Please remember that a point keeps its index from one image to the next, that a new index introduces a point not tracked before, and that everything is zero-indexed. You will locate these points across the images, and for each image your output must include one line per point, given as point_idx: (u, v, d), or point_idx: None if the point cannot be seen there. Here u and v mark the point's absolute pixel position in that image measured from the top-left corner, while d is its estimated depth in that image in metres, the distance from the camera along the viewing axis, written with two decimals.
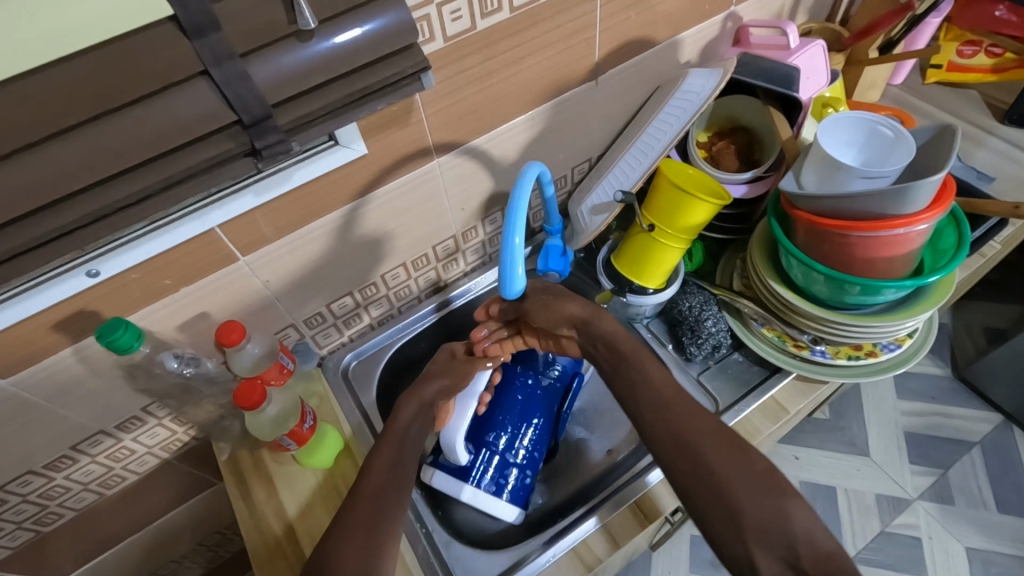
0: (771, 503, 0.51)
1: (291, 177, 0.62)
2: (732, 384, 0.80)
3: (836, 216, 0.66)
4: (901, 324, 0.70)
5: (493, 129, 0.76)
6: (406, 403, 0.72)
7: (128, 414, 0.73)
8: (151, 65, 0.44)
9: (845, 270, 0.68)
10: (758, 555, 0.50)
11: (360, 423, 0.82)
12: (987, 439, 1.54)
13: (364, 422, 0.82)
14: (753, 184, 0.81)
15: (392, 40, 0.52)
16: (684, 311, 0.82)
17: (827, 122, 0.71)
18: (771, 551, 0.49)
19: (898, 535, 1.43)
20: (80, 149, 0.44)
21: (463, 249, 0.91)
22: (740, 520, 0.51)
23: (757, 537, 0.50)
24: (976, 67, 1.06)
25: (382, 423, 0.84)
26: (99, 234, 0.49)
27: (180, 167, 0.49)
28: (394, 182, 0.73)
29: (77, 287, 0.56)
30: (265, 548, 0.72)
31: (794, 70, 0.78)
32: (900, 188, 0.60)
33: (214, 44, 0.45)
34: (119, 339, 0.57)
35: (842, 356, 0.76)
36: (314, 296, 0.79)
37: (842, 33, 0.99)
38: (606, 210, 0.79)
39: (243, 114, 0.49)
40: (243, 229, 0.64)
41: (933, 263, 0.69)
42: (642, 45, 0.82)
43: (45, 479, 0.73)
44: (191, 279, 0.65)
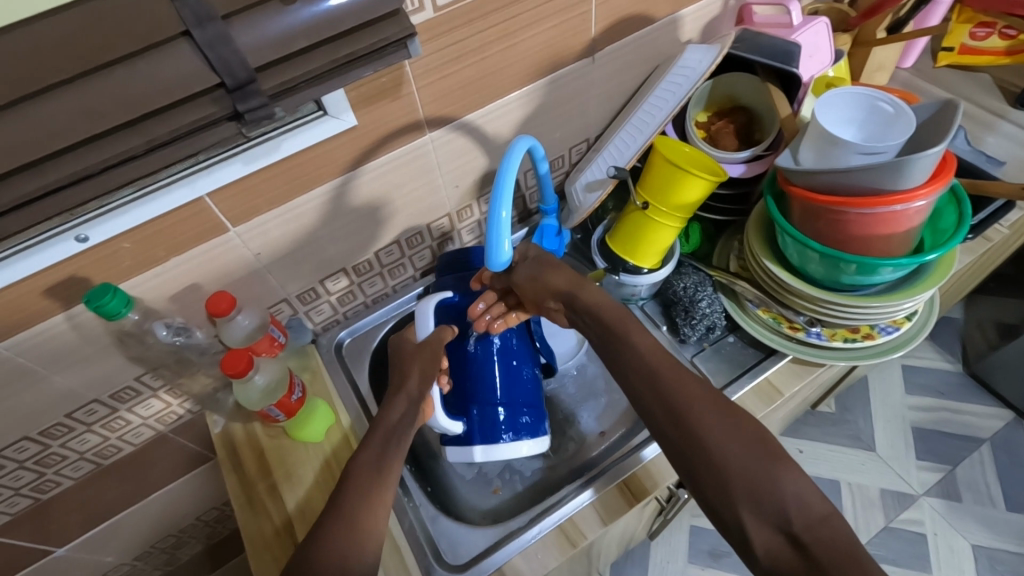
0: (761, 468, 0.53)
1: (280, 148, 0.62)
2: (726, 365, 0.80)
3: (833, 193, 0.65)
4: (899, 305, 0.69)
5: (487, 104, 0.75)
6: (393, 403, 0.70)
7: (122, 383, 0.74)
8: (131, 25, 0.44)
9: (841, 248, 0.67)
10: (748, 519, 0.52)
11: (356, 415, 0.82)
12: (996, 435, 1.51)
13: (360, 407, 0.83)
14: (751, 164, 0.80)
15: (378, 6, 0.52)
16: (679, 292, 0.81)
17: (825, 96, 0.69)
18: (761, 517, 0.51)
19: (902, 530, 1.41)
20: (60, 107, 0.44)
21: (458, 228, 0.91)
22: (728, 486, 0.53)
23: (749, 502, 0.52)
24: (988, 50, 1.03)
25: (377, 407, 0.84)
26: (84, 194, 0.49)
27: (165, 130, 0.49)
28: (386, 157, 0.72)
29: (67, 252, 0.56)
30: (265, 539, 0.72)
31: (794, 46, 0.76)
32: (897, 162, 0.59)
33: (194, 5, 0.45)
34: (107, 304, 0.58)
35: (838, 338, 0.75)
36: (307, 271, 0.79)
37: (848, 13, 0.96)
38: (599, 187, 0.78)
39: (226, 77, 0.48)
40: (232, 199, 0.64)
41: (933, 243, 0.67)
42: (640, 21, 0.80)
43: (41, 446, 0.75)
44: (183, 248, 0.65)
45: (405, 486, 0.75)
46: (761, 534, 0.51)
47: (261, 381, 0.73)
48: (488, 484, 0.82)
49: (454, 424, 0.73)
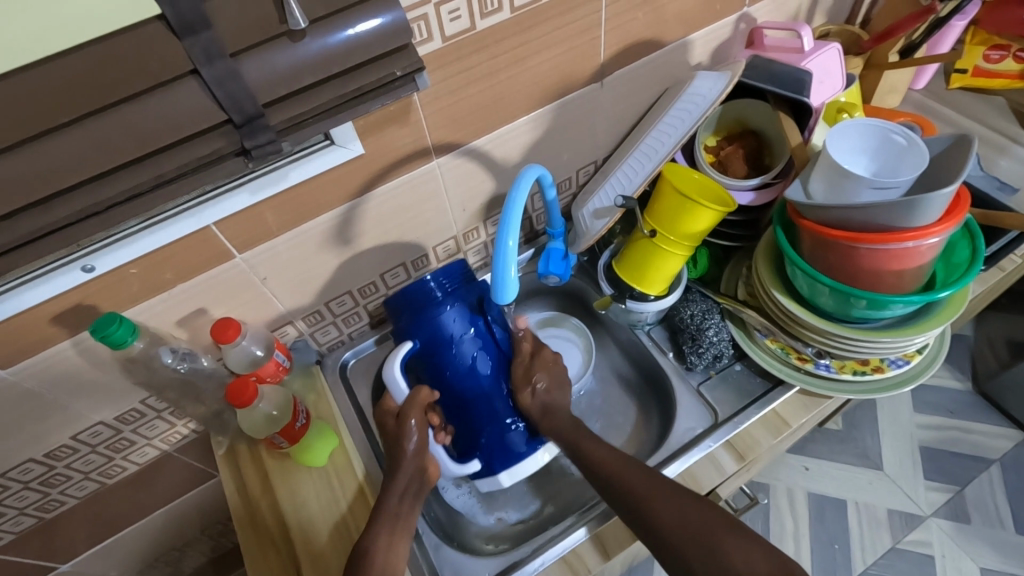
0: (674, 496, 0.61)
1: (287, 177, 0.62)
2: (734, 394, 0.79)
3: (844, 227, 0.64)
4: (910, 340, 0.68)
5: (494, 130, 0.75)
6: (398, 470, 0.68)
7: (126, 406, 0.74)
8: (139, 66, 0.44)
9: (852, 282, 0.66)
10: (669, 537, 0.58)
11: (371, 463, 0.78)
12: (1006, 456, 1.49)
13: (375, 462, 0.78)
14: (760, 193, 0.79)
15: (387, 40, 0.52)
16: (686, 319, 0.81)
17: (837, 127, 0.69)
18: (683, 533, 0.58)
19: (909, 552, 1.40)
20: (68, 146, 0.44)
21: (464, 250, 0.90)
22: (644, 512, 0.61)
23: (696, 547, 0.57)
24: (1003, 73, 1.01)
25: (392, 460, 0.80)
26: (90, 230, 0.50)
27: (172, 166, 0.49)
28: (392, 183, 0.72)
29: (74, 282, 0.57)
30: (257, 544, 0.73)
31: (805, 74, 0.75)
32: (910, 200, 0.58)
33: (206, 42, 0.44)
34: (113, 333, 0.58)
35: (847, 370, 0.74)
36: (313, 294, 0.79)
37: (860, 36, 0.96)
38: (607, 215, 0.77)
39: (234, 113, 0.48)
40: (238, 227, 0.64)
41: (946, 278, 0.67)
42: (650, 46, 0.80)
43: (46, 467, 0.75)
44: (189, 275, 0.65)
45: None
46: (709, 574, 0.56)
47: (266, 408, 0.73)
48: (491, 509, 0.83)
49: (470, 463, 0.71)
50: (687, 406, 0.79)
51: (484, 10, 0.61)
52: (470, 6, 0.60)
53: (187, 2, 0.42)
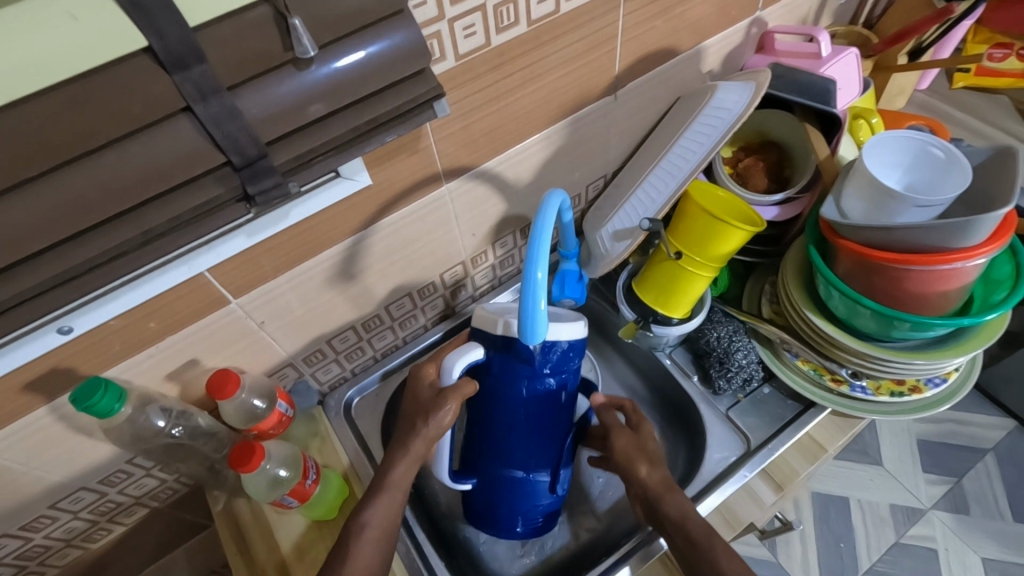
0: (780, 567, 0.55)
1: (288, 215, 0.55)
2: (766, 420, 0.75)
3: (885, 248, 0.61)
4: (951, 361, 0.65)
5: (505, 150, 0.70)
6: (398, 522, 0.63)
7: (111, 468, 0.67)
8: (125, 107, 0.37)
9: (894, 304, 0.63)
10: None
11: (356, 453, 0.77)
12: (1003, 446, 1.50)
13: (362, 451, 0.77)
14: (785, 207, 0.76)
15: (401, 62, 0.46)
16: (713, 342, 0.77)
17: (873, 140, 0.65)
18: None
19: (913, 547, 1.39)
20: (39, 204, 0.38)
21: (472, 274, 0.85)
22: None
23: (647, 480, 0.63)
24: (1008, 71, 0.97)
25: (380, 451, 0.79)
26: (68, 295, 0.43)
27: (161, 218, 0.43)
28: (400, 214, 0.66)
29: (48, 347, 0.49)
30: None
31: (831, 83, 0.72)
32: (961, 221, 0.55)
33: (199, 77, 0.38)
34: (99, 402, 0.51)
35: (884, 392, 0.71)
36: (313, 334, 0.72)
37: (870, 38, 0.92)
38: (629, 236, 0.73)
39: (234, 155, 0.43)
40: (233, 271, 0.57)
41: (987, 296, 0.64)
42: (666, 55, 0.75)
43: (22, 541, 0.67)
44: (179, 325, 0.58)
45: (431, 566, 0.70)
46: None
47: (272, 469, 0.66)
48: (514, 551, 0.78)
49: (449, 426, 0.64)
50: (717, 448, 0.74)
51: (501, 24, 0.56)
52: (486, 20, 0.54)
53: (178, 33, 0.36)
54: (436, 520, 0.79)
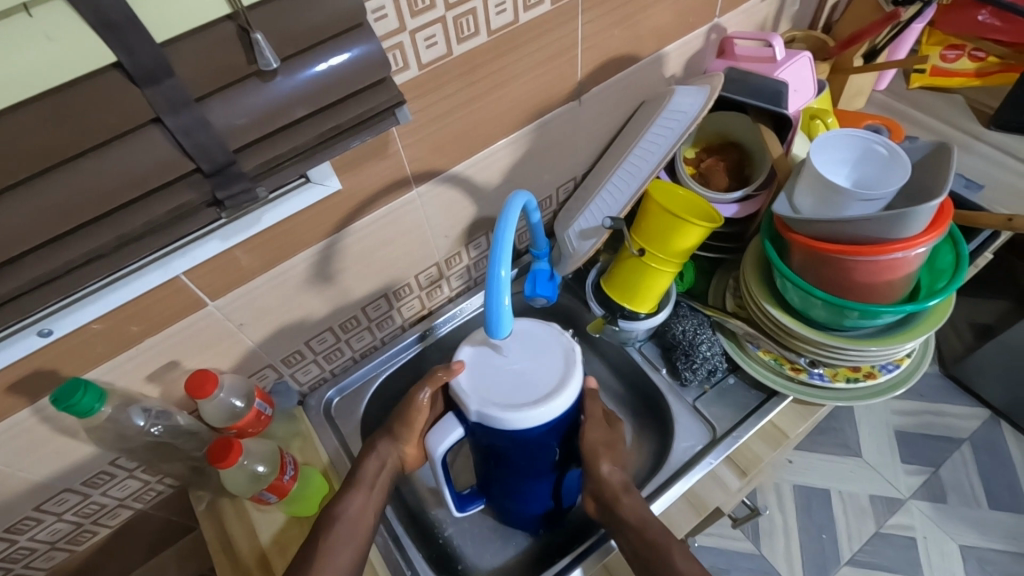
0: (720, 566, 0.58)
1: (261, 220, 0.58)
2: (730, 409, 0.78)
3: (833, 240, 0.65)
4: (901, 346, 0.69)
5: (473, 155, 0.73)
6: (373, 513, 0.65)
7: (95, 470, 0.69)
8: (96, 119, 0.40)
9: (844, 294, 0.66)
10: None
11: (337, 451, 0.79)
12: (976, 435, 1.54)
13: (341, 448, 0.80)
14: (744, 204, 0.80)
15: (363, 73, 0.49)
16: (678, 335, 0.80)
17: (821, 139, 0.69)
18: None
19: (892, 536, 1.42)
20: (18, 210, 0.40)
21: (447, 275, 0.88)
22: None
23: (608, 478, 0.65)
24: (960, 71, 1.04)
25: (359, 446, 0.81)
26: (48, 297, 0.46)
27: (136, 223, 0.46)
28: (371, 217, 0.69)
29: (30, 349, 0.52)
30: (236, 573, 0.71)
31: (782, 86, 0.77)
32: (899, 213, 0.58)
33: (168, 90, 0.41)
34: (79, 401, 0.53)
35: (841, 378, 0.74)
36: (291, 335, 0.75)
37: (827, 41, 0.97)
38: (594, 235, 0.76)
39: (204, 162, 0.45)
40: (209, 274, 0.59)
41: (931, 284, 0.68)
42: (627, 62, 0.78)
43: (8, 543, 0.69)
44: (157, 328, 0.61)
45: (410, 558, 0.72)
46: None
47: (250, 465, 0.68)
48: (492, 545, 0.80)
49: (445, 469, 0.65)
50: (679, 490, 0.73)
51: (462, 34, 0.59)
52: (447, 31, 0.57)
53: (146, 48, 0.38)
54: (417, 515, 0.81)
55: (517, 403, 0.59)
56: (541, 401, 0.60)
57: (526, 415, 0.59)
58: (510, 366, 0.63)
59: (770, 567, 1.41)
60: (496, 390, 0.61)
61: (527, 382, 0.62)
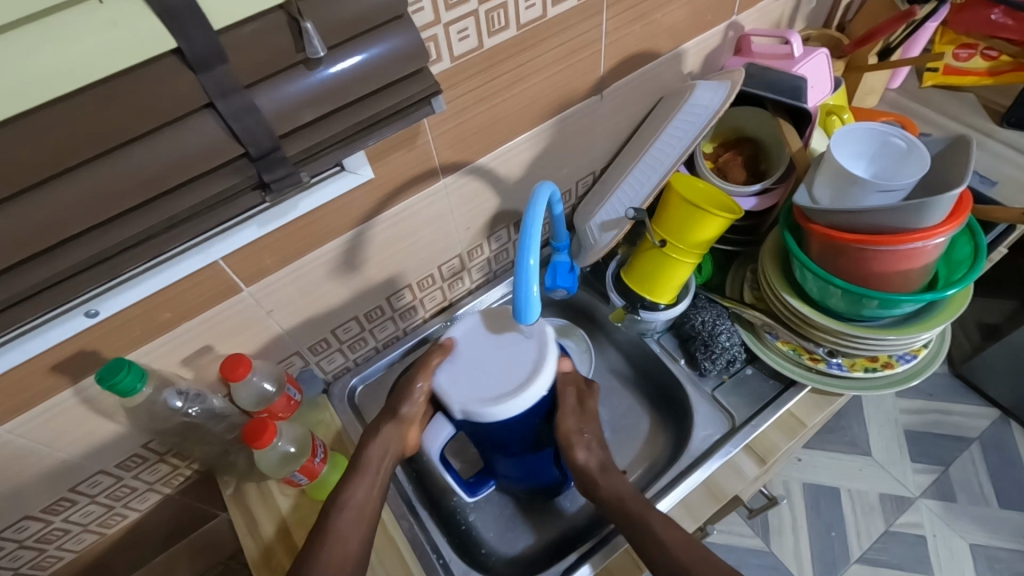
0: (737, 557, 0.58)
1: (296, 207, 0.60)
2: (749, 399, 0.79)
3: (852, 230, 0.66)
4: (919, 336, 0.70)
5: (498, 147, 0.74)
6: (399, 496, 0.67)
7: (128, 452, 0.70)
8: (154, 103, 0.42)
9: (863, 284, 0.68)
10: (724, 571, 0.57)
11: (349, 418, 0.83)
12: (986, 434, 1.55)
13: (354, 415, 0.83)
14: (762, 198, 0.80)
15: (401, 63, 0.50)
16: (698, 326, 0.81)
17: (839, 133, 0.71)
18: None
19: (902, 534, 1.43)
20: (77, 192, 0.42)
21: (469, 267, 0.89)
22: None
23: (584, 464, 0.69)
24: (971, 70, 1.05)
25: (371, 413, 0.85)
26: (101, 276, 0.47)
27: (184, 206, 0.48)
28: (398, 208, 0.71)
29: (76, 329, 0.53)
30: (263, 557, 0.72)
31: (801, 81, 0.78)
32: (919, 202, 0.60)
33: (220, 77, 0.42)
34: (122, 381, 0.55)
35: (858, 368, 0.76)
36: (318, 324, 0.77)
37: (842, 39, 0.99)
38: (616, 227, 0.78)
39: (251, 147, 0.47)
40: (244, 260, 0.61)
41: (949, 275, 0.69)
42: (647, 58, 0.80)
43: (42, 523, 0.70)
44: (193, 313, 0.62)
45: (435, 542, 0.74)
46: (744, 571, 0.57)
47: (283, 446, 0.70)
48: (512, 532, 0.81)
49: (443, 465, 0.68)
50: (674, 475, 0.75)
51: (492, 28, 0.60)
52: (478, 25, 0.59)
53: (203, 36, 0.40)
54: (438, 503, 0.82)
55: (481, 399, 0.64)
56: (502, 400, 0.63)
57: (501, 406, 0.63)
58: (485, 358, 0.68)
59: (780, 564, 1.42)
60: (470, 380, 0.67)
61: (499, 375, 0.66)
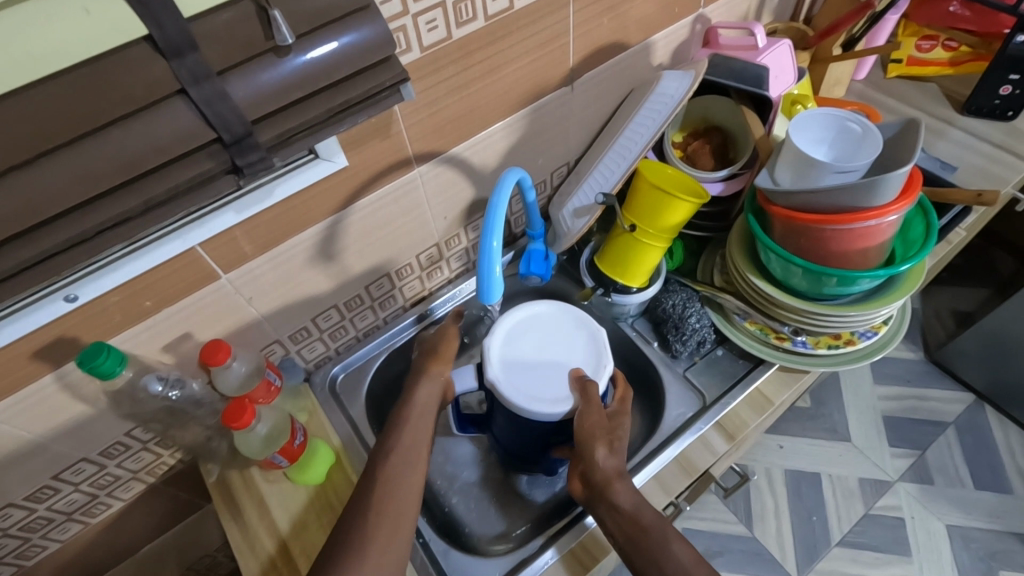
0: None
1: (273, 193, 0.61)
2: (719, 378, 0.82)
3: (811, 211, 0.69)
4: (877, 312, 0.73)
5: (472, 136, 0.76)
6: None
7: (111, 440, 0.71)
8: (127, 88, 0.43)
9: (822, 262, 0.70)
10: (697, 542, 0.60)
11: (348, 435, 0.82)
12: (961, 418, 1.59)
13: (353, 434, 0.82)
14: (728, 183, 0.83)
15: (370, 52, 0.52)
16: (669, 309, 0.84)
17: (799, 118, 0.73)
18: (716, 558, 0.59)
19: (881, 517, 1.47)
20: (54, 174, 0.43)
21: (446, 256, 0.91)
22: None
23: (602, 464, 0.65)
24: (934, 61, 1.09)
25: (372, 436, 0.83)
26: (79, 258, 0.49)
27: (160, 189, 0.49)
28: (374, 196, 0.72)
29: (55, 314, 0.55)
30: (246, 543, 0.73)
31: (764, 70, 0.82)
32: (871, 181, 0.62)
33: (192, 64, 0.44)
34: (102, 364, 0.56)
35: (822, 345, 0.78)
36: (298, 312, 0.78)
37: (807, 31, 1.01)
38: (587, 214, 0.80)
39: (224, 132, 0.49)
40: (223, 247, 0.63)
41: (905, 252, 0.72)
42: (616, 49, 0.82)
43: (26, 512, 0.71)
44: (172, 299, 0.64)
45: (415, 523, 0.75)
46: None
47: (263, 429, 0.71)
48: (493, 512, 0.83)
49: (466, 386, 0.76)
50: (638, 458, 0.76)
51: (460, 19, 0.62)
52: (447, 16, 0.61)
53: (174, 23, 0.42)
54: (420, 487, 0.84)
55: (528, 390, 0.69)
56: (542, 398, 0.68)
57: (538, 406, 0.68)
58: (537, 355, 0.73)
59: (762, 547, 1.45)
60: (522, 360, 0.73)
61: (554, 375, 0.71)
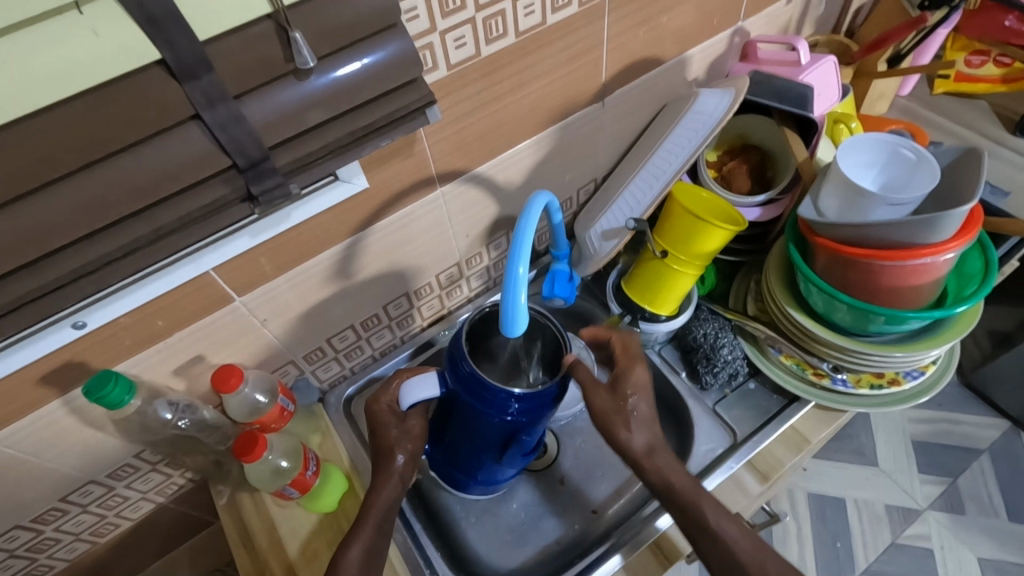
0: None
1: (289, 216, 0.59)
2: (752, 412, 0.78)
3: (858, 244, 0.64)
4: (927, 353, 0.68)
5: (496, 155, 0.73)
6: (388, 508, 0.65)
7: (119, 462, 0.70)
8: (139, 115, 0.41)
9: (869, 299, 0.66)
10: None
11: (356, 452, 0.79)
12: (996, 445, 1.51)
13: (360, 448, 0.79)
14: (767, 208, 0.79)
15: (395, 72, 0.49)
16: (699, 338, 0.80)
17: (848, 142, 0.68)
18: None
19: (909, 546, 1.40)
20: (59, 205, 0.41)
21: (467, 275, 0.88)
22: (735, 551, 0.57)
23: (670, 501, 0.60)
24: (984, 77, 1.02)
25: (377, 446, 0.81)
26: (85, 289, 0.47)
27: (173, 217, 0.47)
28: (394, 217, 0.69)
29: (63, 341, 0.53)
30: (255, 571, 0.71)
31: (808, 89, 0.77)
32: (928, 217, 0.58)
33: (207, 87, 0.41)
34: (109, 393, 0.55)
35: (864, 384, 0.74)
36: (313, 333, 0.76)
37: (851, 46, 0.95)
38: (616, 236, 0.77)
39: (239, 158, 0.46)
40: (238, 271, 0.60)
41: (959, 290, 0.68)
42: (650, 64, 0.78)
43: (33, 533, 0.70)
44: (184, 323, 0.61)
45: (427, 556, 0.73)
46: None
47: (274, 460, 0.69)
48: (508, 543, 0.80)
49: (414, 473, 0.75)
50: (603, 469, 0.84)
51: (490, 35, 0.59)
52: (476, 32, 0.58)
53: (188, 46, 0.39)
54: (433, 514, 0.81)
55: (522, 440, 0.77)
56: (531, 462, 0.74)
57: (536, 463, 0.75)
58: None
59: None
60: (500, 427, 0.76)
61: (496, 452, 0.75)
